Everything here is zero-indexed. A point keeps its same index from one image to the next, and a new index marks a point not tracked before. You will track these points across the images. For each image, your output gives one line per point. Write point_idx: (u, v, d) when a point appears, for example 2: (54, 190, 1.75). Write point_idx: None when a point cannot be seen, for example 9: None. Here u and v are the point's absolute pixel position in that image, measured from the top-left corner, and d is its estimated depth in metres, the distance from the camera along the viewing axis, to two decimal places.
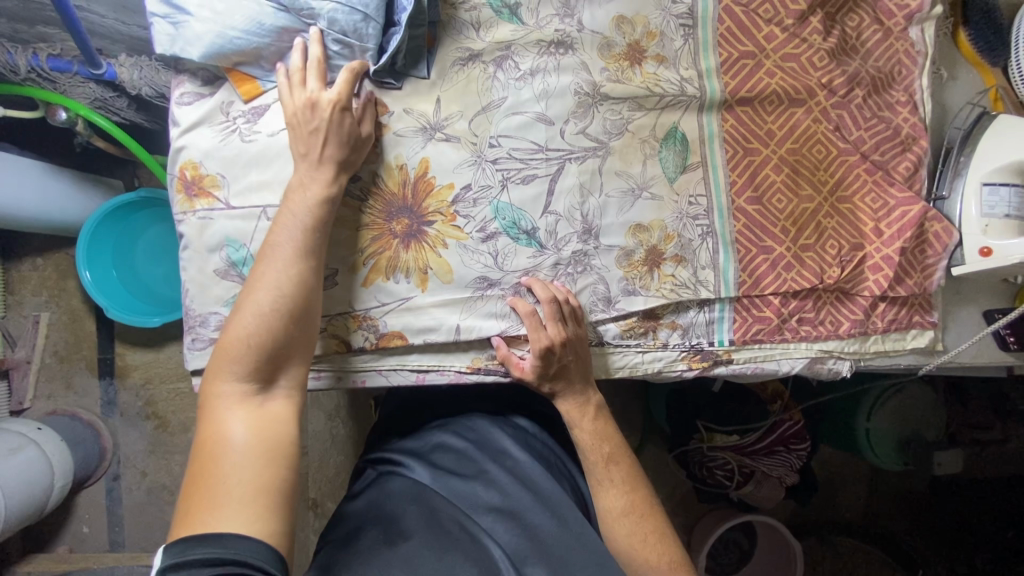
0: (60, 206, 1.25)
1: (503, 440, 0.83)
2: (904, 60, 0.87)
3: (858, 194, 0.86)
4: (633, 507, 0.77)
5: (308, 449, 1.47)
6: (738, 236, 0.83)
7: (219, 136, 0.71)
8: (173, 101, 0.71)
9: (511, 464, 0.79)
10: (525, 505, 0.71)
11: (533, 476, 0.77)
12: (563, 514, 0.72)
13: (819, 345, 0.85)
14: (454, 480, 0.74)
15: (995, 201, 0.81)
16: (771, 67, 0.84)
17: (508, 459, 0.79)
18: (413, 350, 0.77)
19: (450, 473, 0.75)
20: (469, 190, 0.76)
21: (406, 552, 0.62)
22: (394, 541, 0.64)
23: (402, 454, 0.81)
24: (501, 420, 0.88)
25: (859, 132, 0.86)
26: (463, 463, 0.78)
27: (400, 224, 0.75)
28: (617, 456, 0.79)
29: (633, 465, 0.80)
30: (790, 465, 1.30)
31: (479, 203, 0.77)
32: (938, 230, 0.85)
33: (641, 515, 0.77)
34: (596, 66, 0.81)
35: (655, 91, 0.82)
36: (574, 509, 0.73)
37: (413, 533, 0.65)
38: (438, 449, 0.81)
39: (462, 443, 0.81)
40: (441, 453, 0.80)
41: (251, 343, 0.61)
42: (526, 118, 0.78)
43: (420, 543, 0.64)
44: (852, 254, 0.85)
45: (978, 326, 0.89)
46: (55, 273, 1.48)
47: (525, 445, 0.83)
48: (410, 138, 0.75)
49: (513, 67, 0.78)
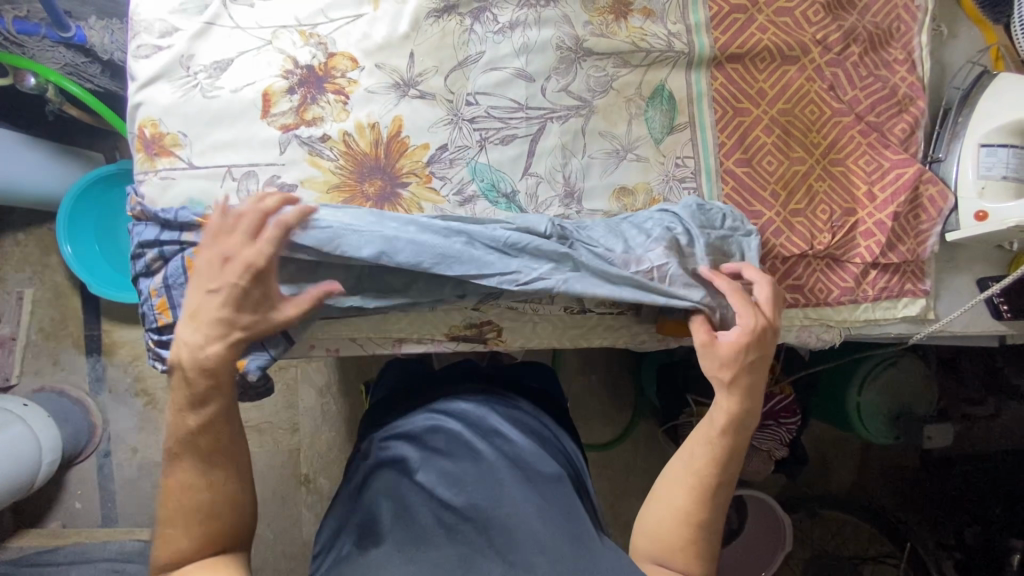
0: (36, 177, 1.21)
1: (497, 419, 0.78)
2: (903, 15, 0.84)
3: (851, 156, 0.83)
4: (693, 511, 0.63)
5: (298, 425, 1.37)
6: (727, 200, 0.80)
7: (179, 92, 0.68)
8: (130, 55, 0.67)
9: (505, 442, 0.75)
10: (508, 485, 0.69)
11: (524, 459, 0.73)
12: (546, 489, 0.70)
13: (808, 313, 0.83)
14: (443, 462, 0.72)
15: (992, 163, 0.78)
16: (763, 22, 0.80)
17: (501, 440, 0.75)
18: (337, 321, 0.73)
19: (441, 458, 0.73)
20: (438, 155, 0.72)
21: (375, 558, 0.62)
22: (365, 547, 0.64)
23: (397, 431, 0.78)
24: (500, 399, 0.82)
25: (854, 91, 0.82)
26: (452, 444, 0.74)
27: (372, 187, 0.70)
28: (716, 475, 0.64)
29: (728, 493, 0.65)
30: (779, 439, 1.28)
31: (452, 166, 0.73)
32: (933, 193, 0.82)
33: (700, 524, 0.63)
34: (580, 19, 0.77)
35: (641, 47, 0.78)
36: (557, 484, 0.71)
37: (384, 537, 0.65)
38: (432, 424, 0.78)
39: (458, 423, 0.77)
40: (432, 431, 0.77)
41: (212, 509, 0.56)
42: (505, 75, 0.75)
43: (389, 549, 0.63)
44: (843, 219, 0.82)
45: (971, 294, 0.87)
46: (38, 248, 1.46)
47: (519, 424, 0.78)
48: (379, 101, 0.71)
49: (492, 20, 0.75)
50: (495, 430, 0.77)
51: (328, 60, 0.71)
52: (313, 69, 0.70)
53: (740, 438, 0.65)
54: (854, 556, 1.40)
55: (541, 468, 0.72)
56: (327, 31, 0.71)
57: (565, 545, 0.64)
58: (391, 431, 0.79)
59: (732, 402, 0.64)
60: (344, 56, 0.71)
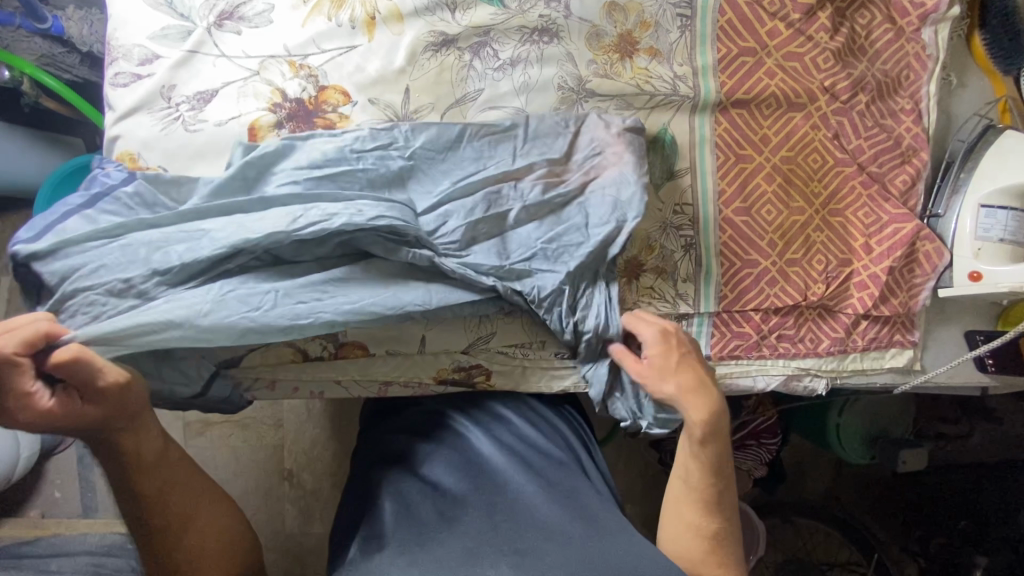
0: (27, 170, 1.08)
1: (498, 408, 0.79)
2: (913, 63, 0.82)
3: (851, 207, 0.81)
4: (701, 522, 0.66)
5: (282, 421, 1.25)
6: (723, 248, 0.79)
7: (159, 125, 0.65)
8: (107, 84, 0.65)
9: (505, 428, 0.76)
10: (509, 475, 0.69)
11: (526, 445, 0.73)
12: (552, 481, 0.68)
13: (797, 363, 0.81)
14: (441, 456, 0.72)
15: (990, 224, 0.77)
16: (771, 66, 0.78)
17: (502, 427, 0.76)
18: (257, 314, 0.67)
19: (439, 451, 0.73)
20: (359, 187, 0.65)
21: (377, 563, 0.58)
22: (369, 553, 0.61)
23: (398, 428, 0.78)
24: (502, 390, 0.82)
25: (858, 140, 0.81)
26: (453, 437, 0.75)
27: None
28: (713, 484, 0.66)
29: (730, 491, 0.67)
30: (759, 458, 1.24)
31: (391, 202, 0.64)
32: (929, 249, 0.81)
33: (712, 534, 0.65)
34: (583, 57, 0.74)
35: (645, 90, 0.76)
36: (561, 469, 0.70)
37: (387, 541, 0.61)
38: (430, 414, 0.79)
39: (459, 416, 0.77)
40: (435, 426, 0.77)
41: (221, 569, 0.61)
42: (503, 114, 0.72)
43: (392, 553, 0.60)
44: (838, 270, 0.81)
45: (959, 346, 0.87)
46: (13, 235, 1.29)
47: (519, 407, 0.79)
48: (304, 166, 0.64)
49: (492, 56, 0.72)
50: (497, 421, 0.77)
51: (319, 94, 0.67)
52: (303, 103, 0.67)
53: (718, 423, 0.65)
54: (822, 564, 1.29)
55: (542, 462, 0.71)
56: (318, 62, 0.68)
57: (574, 526, 0.61)
58: (395, 428, 0.78)
59: (700, 410, 0.64)
60: (336, 90, 0.68)
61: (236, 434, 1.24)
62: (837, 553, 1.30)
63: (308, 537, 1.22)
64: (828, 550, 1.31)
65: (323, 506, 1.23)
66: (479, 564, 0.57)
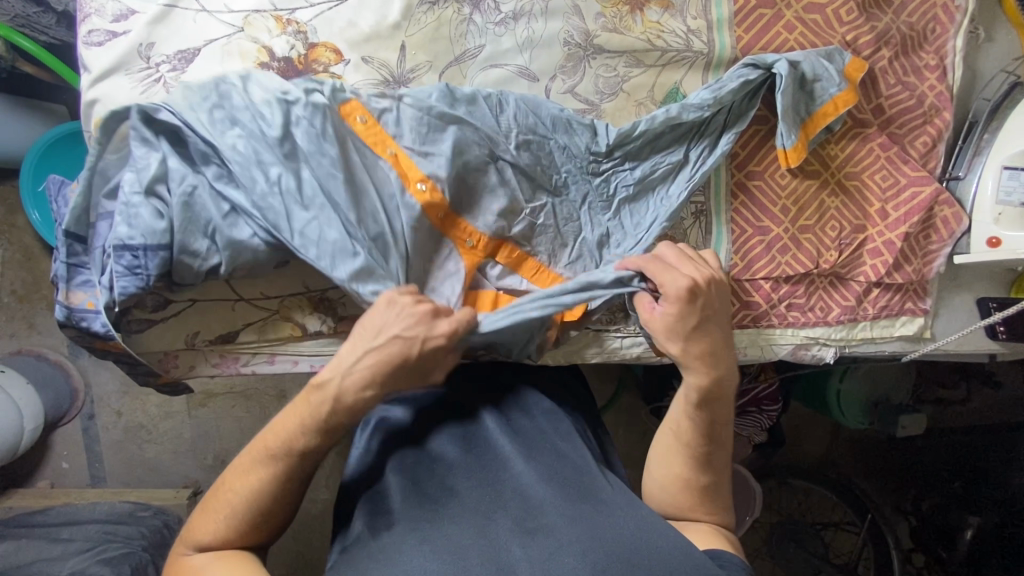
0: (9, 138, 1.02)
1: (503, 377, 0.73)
2: (941, 16, 0.77)
3: (868, 170, 0.78)
4: (692, 474, 0.61)
5: (286, 392, 1.24)
6: (735, 215, 0.77)
7: (139, 87, 0.61)
8: (80, 42, 0.61)
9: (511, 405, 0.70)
10: (504, 455, 0.61)
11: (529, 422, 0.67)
12: (553, 460, 0.61)
13: (806, 332, 0.79)
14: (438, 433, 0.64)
15: (1013, 187, 0.74)
16: (790, 20, 0.74)
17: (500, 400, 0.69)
18: (258, 281, 0.66)
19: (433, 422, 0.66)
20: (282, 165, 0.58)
21: (386, 540, 0.52)
22: (374, 532, 0.54)
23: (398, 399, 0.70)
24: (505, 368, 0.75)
25: (876, 101, 0.77)
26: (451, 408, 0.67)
27: (388, 144, 0.62)
28: (703, 444, 0.61)
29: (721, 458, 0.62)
30: (759, 425, 1.12)
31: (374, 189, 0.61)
32: (947, 214, 0.78)
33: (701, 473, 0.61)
34: (591, 10, 0.70)
35: (657, 45, 0.71)
36: (572, 442, 0.64)
37: (396, 518, 0.55)
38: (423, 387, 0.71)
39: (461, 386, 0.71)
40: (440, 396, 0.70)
41: (232, 560, 0.51)
42: (505, 73, 0.68)
43: (402, 531, 0.53)
44: (852, 237, 0.78)
45: (969, 313, 0.85)
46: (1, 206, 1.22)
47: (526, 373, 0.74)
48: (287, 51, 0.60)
49: (493, 9, 0.67)
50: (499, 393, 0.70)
51: (308, 51, 0.63)
52: (292, 62, 0.63)
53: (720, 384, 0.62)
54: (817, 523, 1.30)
55: (542, 437, 0.64)
56: (307, 17, 0.63)
57: (582, 506, 0.54)
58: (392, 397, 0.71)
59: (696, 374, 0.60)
60: (327, 48, 0.64)
61: (240, 405, 1.24)
62: (831, 514, 1.31)
63: (314, 503, 1.23)
64: (822, 510, 1.32)
65: (327, 474, 1.23)
66: (490, 546, 0.51)
